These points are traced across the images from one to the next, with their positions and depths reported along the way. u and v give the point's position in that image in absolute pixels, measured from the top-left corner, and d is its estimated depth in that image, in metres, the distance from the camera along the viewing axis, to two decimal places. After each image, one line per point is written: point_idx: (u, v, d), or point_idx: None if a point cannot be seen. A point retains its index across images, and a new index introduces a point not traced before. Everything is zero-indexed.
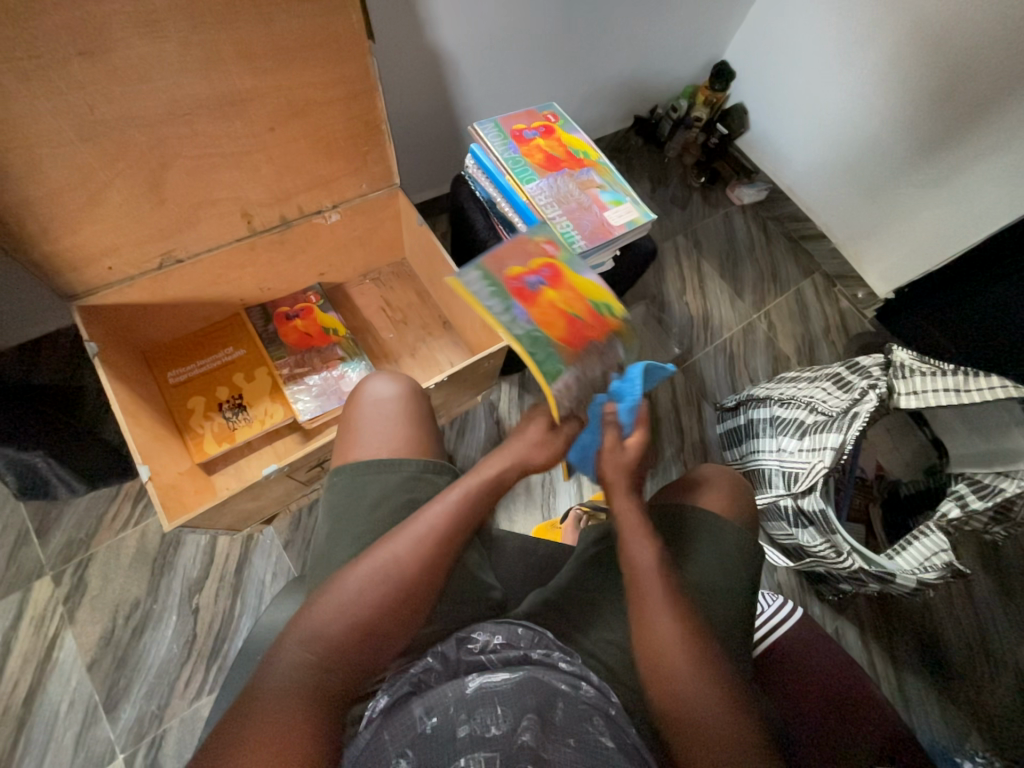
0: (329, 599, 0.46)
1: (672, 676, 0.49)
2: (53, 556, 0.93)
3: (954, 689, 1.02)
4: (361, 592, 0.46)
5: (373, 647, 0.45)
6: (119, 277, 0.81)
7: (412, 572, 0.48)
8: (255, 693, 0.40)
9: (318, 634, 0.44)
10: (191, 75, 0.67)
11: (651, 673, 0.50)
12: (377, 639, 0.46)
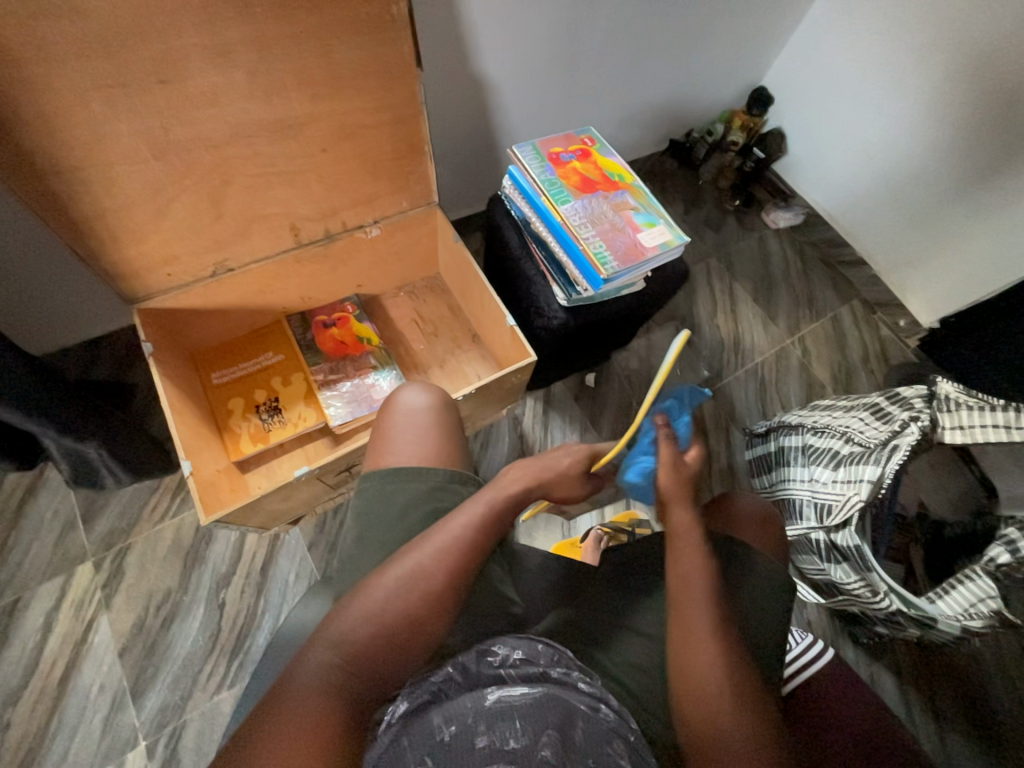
0: (360, 604, 0.48)
1: (703, 713, 0.48)
2: (95, 543, 0.98)
3: (1005, 753, 0.94)
4: (391, 599, 0.48)
5: (401, 655, 0.47)
6: (177, 284, 0.87)
7: (438, 580, 0.50)
8: (283, 689, 0.42)
9: (349, 638, 0.45)
10: (255, 101, 0.73)
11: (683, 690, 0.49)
12: (406, 646, 0.47)
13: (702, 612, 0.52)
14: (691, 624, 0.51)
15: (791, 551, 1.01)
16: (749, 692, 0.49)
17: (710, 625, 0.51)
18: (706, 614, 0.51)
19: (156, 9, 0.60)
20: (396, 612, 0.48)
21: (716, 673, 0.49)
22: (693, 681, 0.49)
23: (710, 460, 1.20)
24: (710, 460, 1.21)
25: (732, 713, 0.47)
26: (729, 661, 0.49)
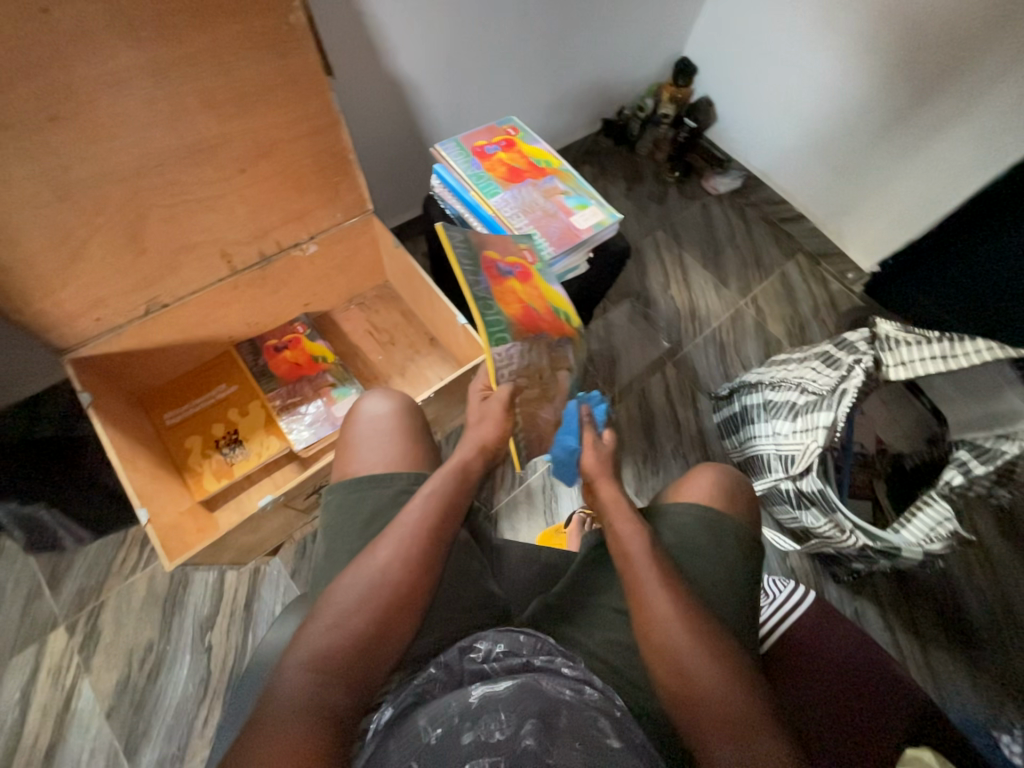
0: (325, 613, 0.47)
1: (673, 668, 0.49)
2: (65, 606, 0.94)
3: (985, 660, 0.99)
4: (358, 606, 0.47)
5: (373, 664, 0.46)
6: (108, 327, 0.83)
7: (401, 576, 0.49)
8: (256, 721, 0.40)
9: (322, 652, 0.44)
10: (159, 129, 0.70)
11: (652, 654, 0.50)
12: (380, 650, 0.47)
13: (645, 567, 0.53)
14: (638, 582, 0.53)
15: (767, 505, 1.04)
16: (709, 634, 0.50)
17: (656, 578, 0.53)
18: (648, 568, 0.53)
19: (31, 44, 0.57)
20: (366, 621, 0.47)
21: (679, 629, 0.49)
22: (657, 640, 0.50)
23: (680, 428, 1.23)
24: (680, 428, 1.23)
25: (696, 657, 0.48)
26: (682, 607, 0.51)
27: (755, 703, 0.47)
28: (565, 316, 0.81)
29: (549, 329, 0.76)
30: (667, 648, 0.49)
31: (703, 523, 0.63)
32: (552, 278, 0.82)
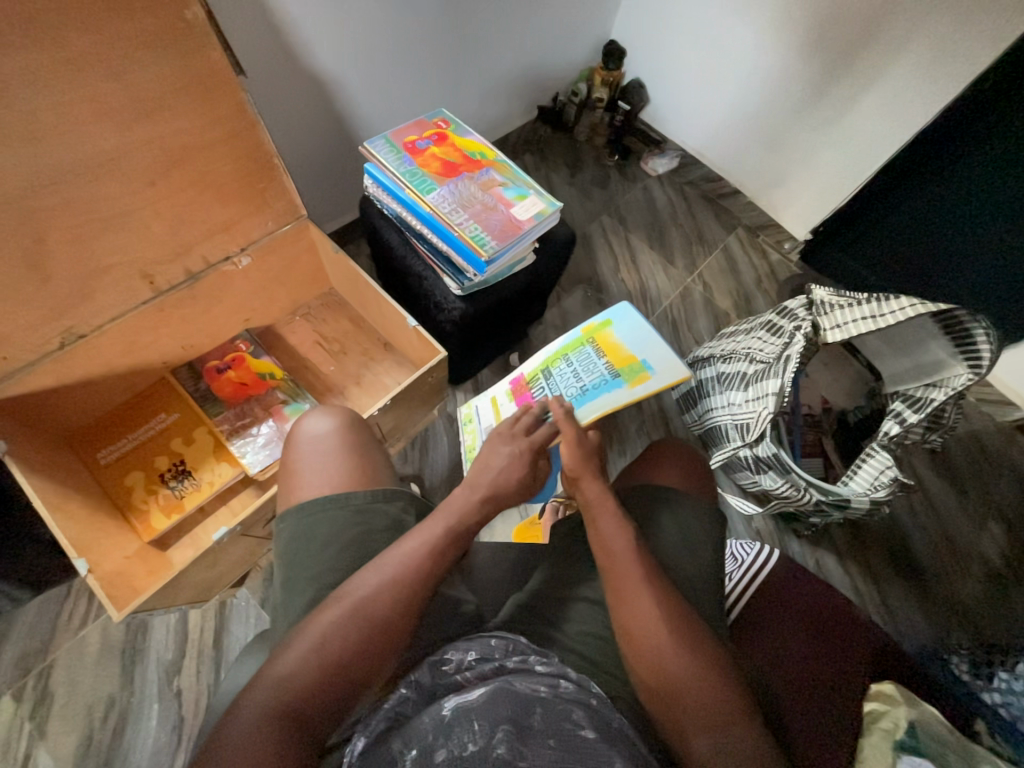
0: (292, 651, 0.45)
1: (654, 668, 0.49)
2: (8, 672, 0.87)
3: (932, 591, 1.08)
4: (338, 638, 0.46)
5: (343, 697, 0.44)
6: (17, 365, 0.76)
7: (389, 610, 0.48)
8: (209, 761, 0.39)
9: (289, 681, 0.43)
10: (48, 142, 0.65)
11: (632, 650, 0.51)
12: (354, 684, 0.45)
13: (629, 568, 0.53)
14: (623, 584, 0.53)
15: (729, 472, 1.07)
16: (688, 629, 0.51)
17: (639, 579, 0.53)
18: (634, 568, 0.53)
19: None
20: (347, 651, 0.46)
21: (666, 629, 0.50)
22: (638, 640, 0.50)
23: (642, 408, 1.25)
24: (643, 408, 1.25)
25: (675, 656, 0.49)
26: (664, 606, 0.51)
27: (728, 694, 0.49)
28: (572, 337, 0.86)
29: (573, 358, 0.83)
30: (648, 647, 0.50)
31: (679, 509, 0.65)
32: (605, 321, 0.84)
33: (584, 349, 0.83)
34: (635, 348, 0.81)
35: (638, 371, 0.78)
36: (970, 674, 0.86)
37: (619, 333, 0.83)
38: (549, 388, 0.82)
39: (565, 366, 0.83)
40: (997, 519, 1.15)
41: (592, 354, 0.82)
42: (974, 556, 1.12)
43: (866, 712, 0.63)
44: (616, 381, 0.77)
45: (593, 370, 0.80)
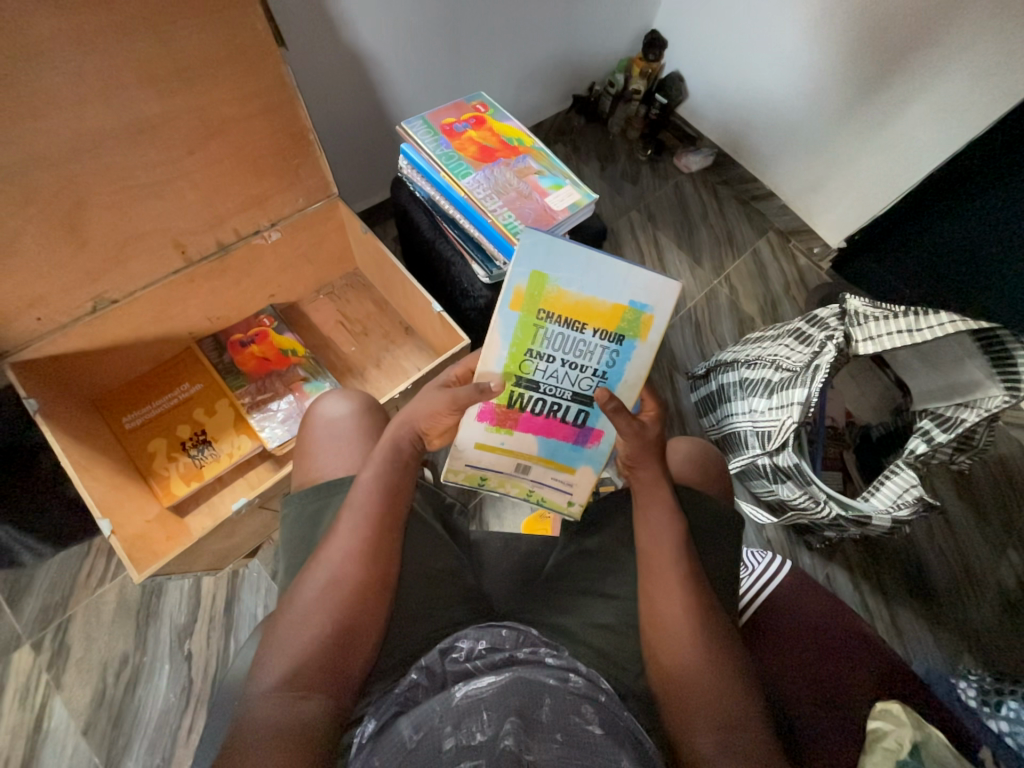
0: (282, 626, 0.47)
1: (665, 665, 0.50)
2: (29, 624, 0.90)
3: (943, 614, 1.06)
4: (314, 608, 0.47)
5: (348, 669, 0.46)
6: (51, 327, 0.77)
7: (358, 576, 0.49)
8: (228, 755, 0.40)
9: (291, 669, 0.44)
10: (93, 107, 0.65)
11: (650, 645, 0.52)
12: (352, 659, 0.46)
13: (669, 566, 0.53)
14: (659, 577, 0.53)
15: (744, 479, 1.06)
16: (714, 633, 0.51)
17: (677, 576, 0.53)
18: (674, 564, 0.53)
19: None
20: (325, 624, 0.46)
21: (681, 626, 0.51)
22: (663, 631, 0.51)
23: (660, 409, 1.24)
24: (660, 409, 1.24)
25: (697, 655, 0.50)
26: (696, 607, 0.51)
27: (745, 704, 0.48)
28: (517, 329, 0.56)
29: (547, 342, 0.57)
30: (669, 638, 0.51)
31: (711, 513, 0.64)
32: (557, 278, 0.54)
33: (545, 330, 0.56)
34: (610, 293, 0.54)
35: (637, 319, 0.55)
36: (977, 698, 0.83)
37: (567, 286, 0.54)
38: (549, 397, 0.60)
39: (546, 363, 0.58)
40: (1016, 546, 1.13)
41: (565, 330, 0.56)
42: (990, 582, 1.09)
43: (868, 729, 0.63)
44: (626, 346, 0.57)
45: (580, 348, 0.57)
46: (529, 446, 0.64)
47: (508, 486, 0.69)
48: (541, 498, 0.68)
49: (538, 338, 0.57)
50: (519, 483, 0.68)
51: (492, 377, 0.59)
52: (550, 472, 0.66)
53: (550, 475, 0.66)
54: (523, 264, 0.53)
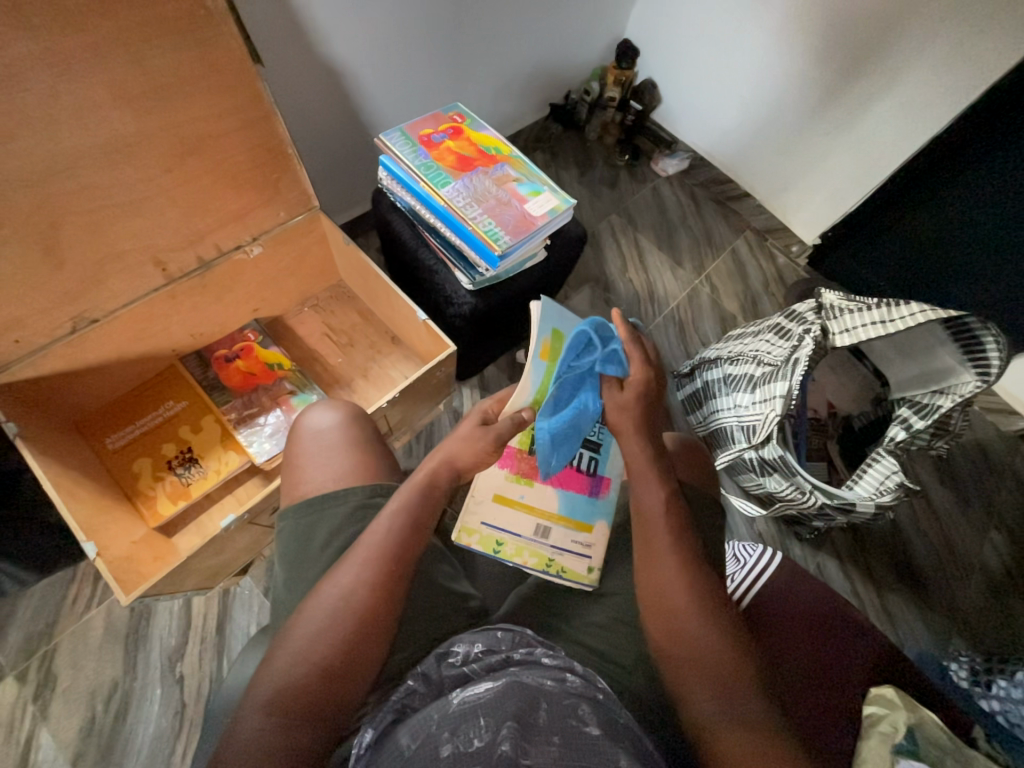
0: (291, 642, 0.46)
1: (670, 634, 0.51)
2: (12, 655, 0.87)
3: (932, 598, 1.08)
4: (322, 628, 0.47)
5: (342, 694, 0.45)
6: (29, 349, 0.76)
7: (366, 595, 0.48)
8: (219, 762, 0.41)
9: (286, 692, 0.44)
10: (67, 127, 0.65)
11: (655, 616, 0.52)
12: (352, 681, 0.46)
13: (661, 527, 0.55)
14: (651, 544, 0.54)
15: (733, 474, 1.08)
16: (709, 590, 0.52)
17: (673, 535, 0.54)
18: (664, 527, 0.55)
19: None
20: (330, 646, 0.46)
21: (678, 588, 0.52)
22: (659, 584, 0.53)
23: None
24: None
25: (698, 615, 0.51)
26: (689, 571, 0.52)
27: (737, 669, 0.49)
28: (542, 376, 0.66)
29: None
30: (666, 601, 0.52)
31: (696, 504, 0.66)
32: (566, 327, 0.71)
33: None
34: None
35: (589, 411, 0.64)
36: (969, 680, 0.84)
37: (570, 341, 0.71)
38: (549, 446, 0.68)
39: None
40: (997, 527, 1.16)
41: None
42: (975, 564, 1.12)
43: (865, 714, 0.63)
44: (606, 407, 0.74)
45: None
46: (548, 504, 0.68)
47: (526, 555, 0.65)
48: (560, 570, 0.62)
49: None
50: (537, 551, 0.65)
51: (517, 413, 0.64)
52: (567, 534, 0.66)
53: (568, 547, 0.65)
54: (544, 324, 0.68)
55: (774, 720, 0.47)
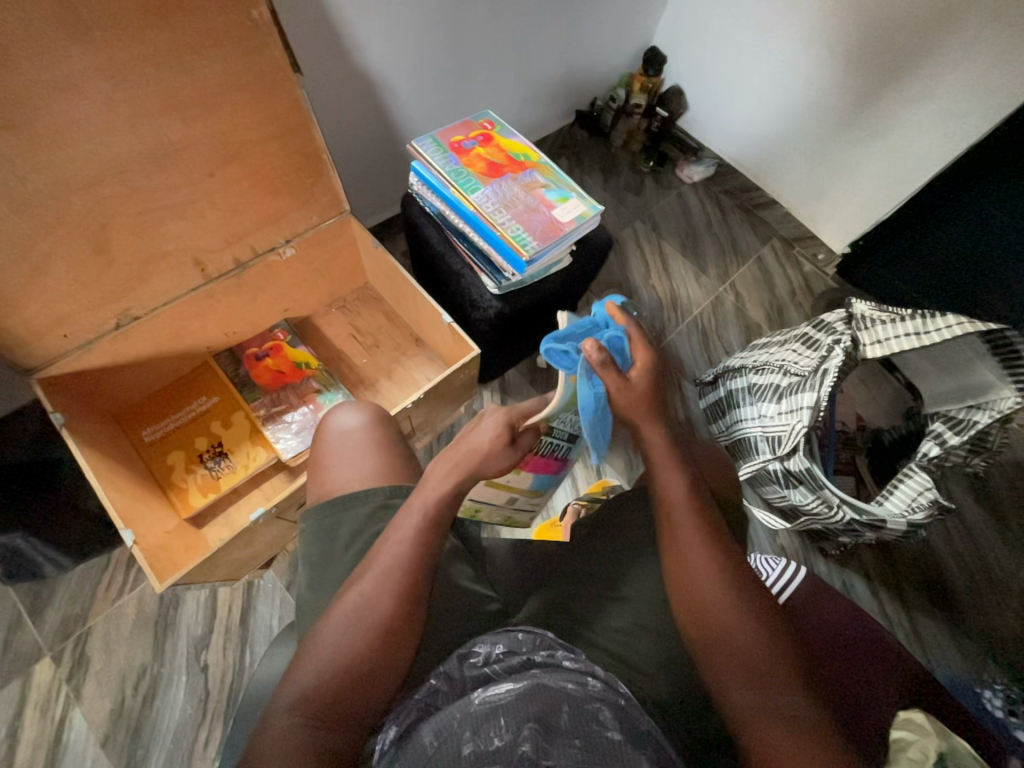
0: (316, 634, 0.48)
1: (703, 626, 0.51)
2: (50, 636, 0.91)
3: (965, 621, 1.04)
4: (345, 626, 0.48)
5: (363, 690, 0.46)
6: (77, 343, 0.80)
7: (389, 610, 0.49)
8: (249, 754, 0.42)
9: (310, 696, 0.44)
10: (120, 134, 0.69)
11: (685, 606, 0.52)
12: (374, 678, 0.47)
13: (686, 516, 0.55)
14: (679, 537, 0.54)
15: (756, 485, 1.06)
16: (739, 577, 0.52)
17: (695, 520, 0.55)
18: (688, 516, 0.55)
19: None
20: (353, 642, 0.47)
21: (711, 578, 0.52)
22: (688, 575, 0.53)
23: None
24: None
25: (730, 605, 0.51)
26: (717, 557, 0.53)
27: (775, 655, 0.49)
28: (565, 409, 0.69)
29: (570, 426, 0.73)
30: (694, 592, 0.52)
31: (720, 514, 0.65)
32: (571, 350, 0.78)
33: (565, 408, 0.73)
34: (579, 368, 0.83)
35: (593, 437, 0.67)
36: (1005, 709, 0.82)
37: None
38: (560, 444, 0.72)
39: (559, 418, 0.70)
40: None
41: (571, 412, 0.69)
42: (1012, 587, 1.07)
43: (893, 739, 0.60)
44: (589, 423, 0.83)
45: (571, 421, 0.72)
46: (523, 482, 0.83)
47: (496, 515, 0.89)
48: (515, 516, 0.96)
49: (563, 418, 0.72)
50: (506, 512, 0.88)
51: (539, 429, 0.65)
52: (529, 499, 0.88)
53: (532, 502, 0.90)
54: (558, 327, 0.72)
55: (814, 719, 0.46)
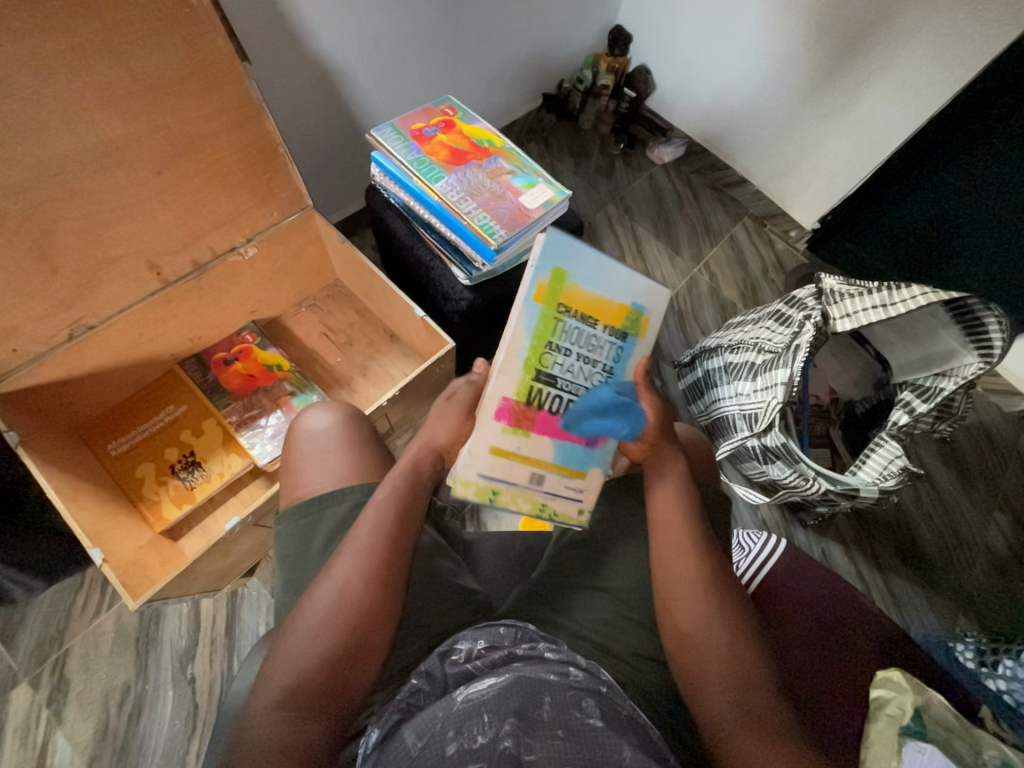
0: (289, 642, 0.47)
1: (684, 627, 0.51)
2: (25, 661, 0.88)
3: (938, 580, 1.08)
4: (319, 628, 0.46)
5: (345, 695, 0.45)
6: (28, 357, 0.76)
7: (368, 600, 0.48)
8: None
9: (291, 691, 0.44)
10: (54, 130, 0.64)
11: (664, 598, 0.53)
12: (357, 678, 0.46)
13: (681, 524, 0.54)
14: (672, 538, 0.54)
15: (736, 462, 1.07)
16: (722, 587, 0.52)
17: (688, 543, 0.54)
18: (685, 528, 0.54)
19: None
20: (327, 651, 0.45)
21: (694, 581, 0.52)
22: (680, 597, 0.52)
23: None
24: None
25: (712, 610, 0.51)
26: (706, 579, 0.52)
27: (749, 664, 0.49)
28: (548, 326, 0.53)
29: (567, 357, 0.55)
30: (678, 588, 0.52)
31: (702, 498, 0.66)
32: (585, 279, 0.53)
33: (563, 325, 0.54)
34: (618, 293, 0.54)
35: (642, 318, 0.55)
36: (975, 660, 0.82)
37: (580, 280, 0.53)
38: (552, 366, 0.54)
39: (563, 359, 0.54)
40: (1003, 509, 1.15)
41: (581, 324, 0.54)
42: (979, 545, 1.12)
43: (872, 697, 0.61)
44: (628, 345, 0.56)
45: (598, 348, 0.55)
46: (543, 450, 0.57)
47: (520, 502, 0.58)
48: (553, 513, 0.58)
49: (557, 331, 0.54)
50: (530, 497, 0.58)
51: (507, 370, 0.54)
52: (563, 481, 0.58)
53: (566, 486, 0.58)
54: (543, 258, 0.51)
55: (785, 719, 0.47)
